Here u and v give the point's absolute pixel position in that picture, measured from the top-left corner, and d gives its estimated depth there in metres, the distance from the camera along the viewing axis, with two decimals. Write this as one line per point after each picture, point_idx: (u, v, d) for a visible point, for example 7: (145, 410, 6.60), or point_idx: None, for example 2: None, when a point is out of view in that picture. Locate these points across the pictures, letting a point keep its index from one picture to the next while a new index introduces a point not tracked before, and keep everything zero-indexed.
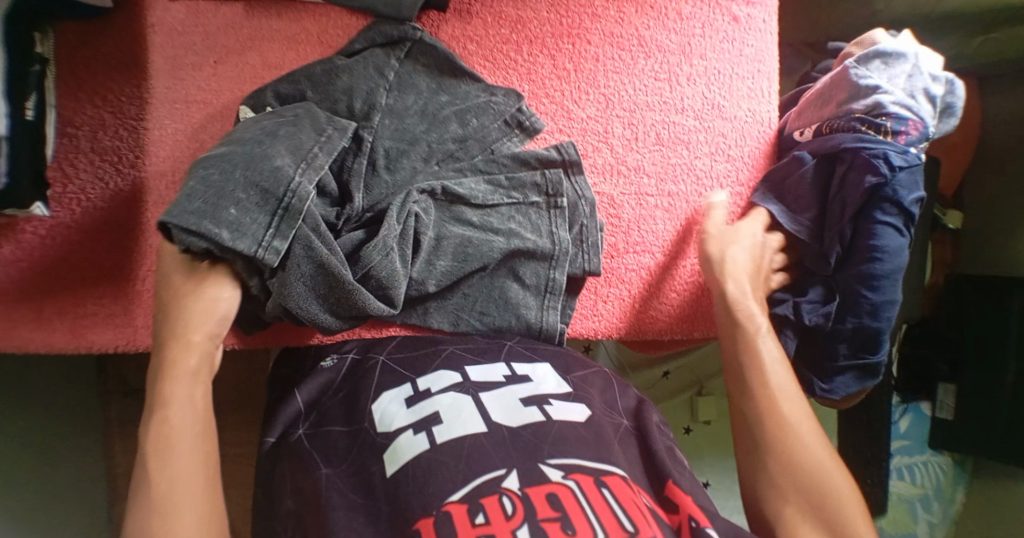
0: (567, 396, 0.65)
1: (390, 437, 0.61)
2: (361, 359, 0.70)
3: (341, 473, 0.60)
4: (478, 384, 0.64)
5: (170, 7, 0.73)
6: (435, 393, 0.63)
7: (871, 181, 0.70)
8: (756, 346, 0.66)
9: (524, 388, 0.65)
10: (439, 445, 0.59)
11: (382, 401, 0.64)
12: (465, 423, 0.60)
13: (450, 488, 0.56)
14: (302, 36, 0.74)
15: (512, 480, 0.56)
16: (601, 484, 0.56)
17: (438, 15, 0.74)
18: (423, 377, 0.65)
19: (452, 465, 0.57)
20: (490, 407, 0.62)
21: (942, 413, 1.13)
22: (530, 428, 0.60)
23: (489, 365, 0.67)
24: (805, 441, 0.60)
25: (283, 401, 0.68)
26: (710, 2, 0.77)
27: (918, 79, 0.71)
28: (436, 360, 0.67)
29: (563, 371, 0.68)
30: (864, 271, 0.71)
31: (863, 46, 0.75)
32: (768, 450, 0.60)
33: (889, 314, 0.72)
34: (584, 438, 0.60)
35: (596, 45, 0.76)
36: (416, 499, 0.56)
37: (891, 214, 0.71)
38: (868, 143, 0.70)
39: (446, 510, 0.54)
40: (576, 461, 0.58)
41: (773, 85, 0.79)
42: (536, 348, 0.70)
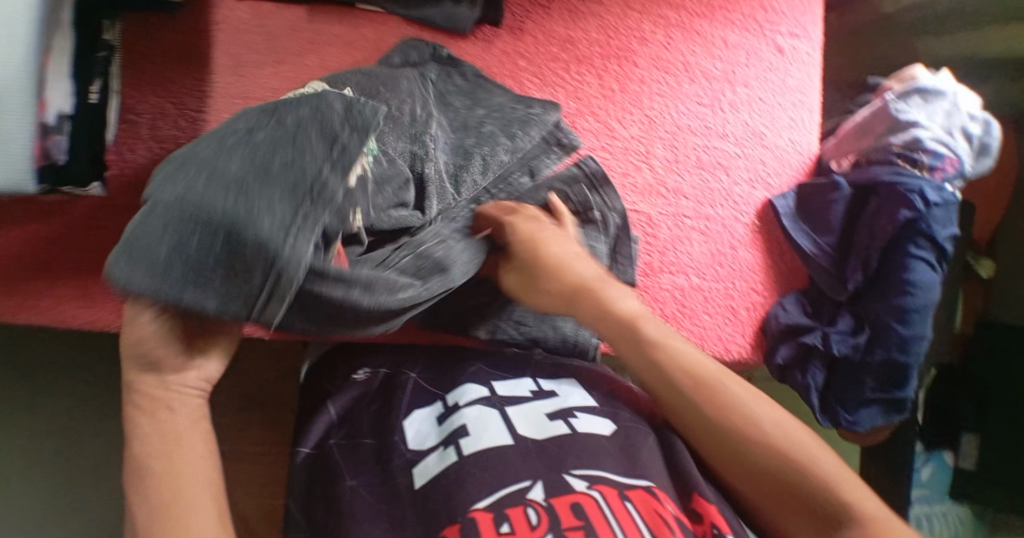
0: (593, 409, 0.65)
1: (419, 455, 0.61)
2: (393, 374, 0.70)
3: (366, 483, 0.61)
4: (504, 398, 0.65)
5: (236, 7, 0.76)
6: (462, 406, 0.64)
7: (906, 215, 0.70)
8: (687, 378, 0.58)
9: (550, 403, 0.65)
10: (466, 457, 0.59)
11: (412, 419, 0.64)
12: (492, 436, 0.61)
13: (475, 495, 0.56)
14: (359, 43, 0.76)
15: (537, 491, 0.57)
16: (625, 497, 0.56)
17: (491, 30, 0.77)
18: (452, 392, 0.66)
19: (479, 476, 0.58)
20: (517, 421, 0.63)
21: (965, 463, 1.10)
22: (557, 441, 0.61)
23: (516, 380, 0.68)
24: (798, 461, 0.53)
25: (314, 414, 0.69)
26: (756, 32, 0.79)
27: (956, 118, 0.73)
28: (463, 374, 0.69)
29: (590, 388, 0.69)
30: (895, 304, 0.71)
31: (903, 82, 0.76)
32: (755, 476, 0.54)
33: (918, 350, 0.72)
34: (609, 450, 0.61)
35: (643, 68, 0.78)
36: (444, 507, 0.57)
37: (924, 249, 0.71)
38: (904, 177, 0.71)
39: (472, 517, 0.55)
40: (602, 473, 0.58)
41: (815, 117, 0.80)
42: (565, 366, 0.72)
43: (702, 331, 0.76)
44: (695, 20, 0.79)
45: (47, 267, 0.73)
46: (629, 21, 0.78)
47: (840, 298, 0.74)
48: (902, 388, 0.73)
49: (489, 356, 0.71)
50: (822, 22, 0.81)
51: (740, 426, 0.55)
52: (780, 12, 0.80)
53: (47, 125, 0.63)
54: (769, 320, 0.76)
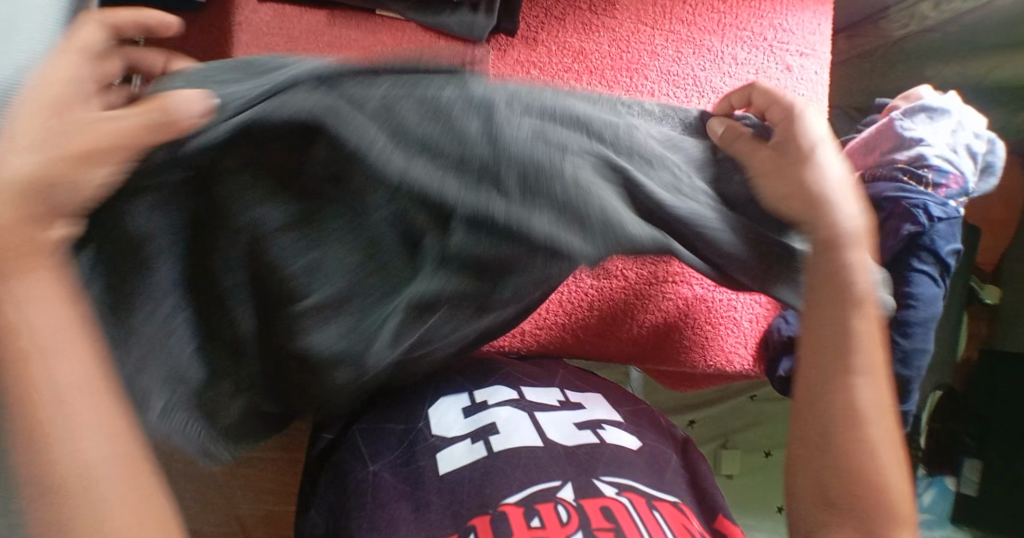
0: (619, 424, 0.67)
1: (445, 441, 0.63)
2: None
3: (389, 465, 0.63)
4: (532, 403, 0.67)
5: (258, 10, 0.77)
6: (490, 406, 0.66)
7: (908, 230, 0.72)
8: (853, 316, 0.57)
9: (577, 414, 0.67)
10: (496, 453, 0.61)
11: (438, 407, 0.66)
12: (522, 437, 0.62)
13: (507, 491, 0.58)
14: (377, 48, 0.78)
15: (567, 491, 0.58)
16: (652, 506, 0.58)
17: (506, 40, 0.79)
18: (481, 390, 0.68)
19: (509, 472, 0.59)
20: (546, 426, 0.64)
21: (966, 488, 1.11)
22: (585, 449, 0.62)
23: (544, 388, 0.70)
24: (878, 454, 0.57)
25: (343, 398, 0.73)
26: (765, 49, 0.80)
27: (961, 135, 0.74)
28: (494, 376, 0.70)
29: (614, 404, 0.71)
30: (897, 316, 0.72)
31: (909, 100, 0.78)
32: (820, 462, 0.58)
33: (918, 363, 0.73)
34: (638, 464, 0.62)
35: (653, 81, 0.79)
36: (474, 496, 0.58)
37: (927, 263, 0.73)
38: (909, 193, 0.72)
39: (502, 510, 0.56)
40: (630, 482, 0.60)
41: None
42: (586, 381, 0.74)
43: (704, 339, 0.79)
44: (705, 36, 0.80)
45: None
46: (641, 35, 0.79)
47: None
48: (904, 401, 0.74)
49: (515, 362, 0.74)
50: (831, 41, 0.82)
51: (855, 410, 0.58)
52: (789, 30, 0.81)
53: None
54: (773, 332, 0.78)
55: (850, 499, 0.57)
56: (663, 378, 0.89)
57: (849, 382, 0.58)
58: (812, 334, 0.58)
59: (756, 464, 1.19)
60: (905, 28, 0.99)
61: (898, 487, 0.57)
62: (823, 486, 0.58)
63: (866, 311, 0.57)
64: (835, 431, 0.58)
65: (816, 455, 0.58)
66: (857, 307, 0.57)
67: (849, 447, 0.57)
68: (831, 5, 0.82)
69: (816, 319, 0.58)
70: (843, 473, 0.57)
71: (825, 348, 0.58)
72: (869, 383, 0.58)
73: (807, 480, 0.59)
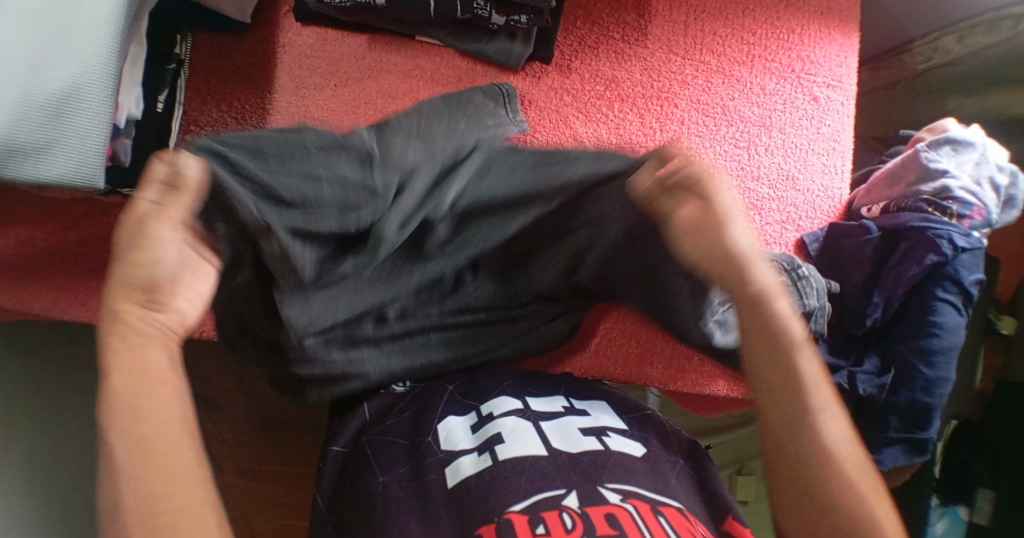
0: (623, 432, 0.68)
1: (453, 455, 0.65)
2: (429, 384, 0.73)
3: (400, 478, 0.64)
4: (538, 413, 0.69)
5: (301, 33, 0.79)
6: (497, 417, 0.67)
7: (932, 260, 0.73)
8: (798, 361, 0.57)
9: (582, 421, 0.69)
10: (502, 462, 0.62)
11: (447, 423, 0.68)
12: (527, 446, 0.64)
13: (512, 499, 0.59)
14: (416, 72, 0.80)
15: (572, 498, 0.59)
16: (658, 512, 0.59)
17: (540, 67, 0.81)
18: (486, 403, 0.70)
19: (514, 480, 0.60)
20: (550, 435, 0.66)
21: (977, 518, 1.09)
22: (589, 455, 0.64)
23: (549, 398, 0.72)
24: (859, 494, 0.54)
25: (351, 411, 0.73)
26: (793, 80, 0.82)
27: (984, 168, 0.76)
28: (498, 388, 0.72)
29: (618, 412, 0.73)
30: (920, 344, 0.73)
31: (933, 133, 0.80)
32: (823, 503, 0.54)
33: (942, 392, 0.74)
34: (641, 469, 0.64)
35: (683, 110, 0.81)
36: (478, 506, 0.59)
37: (951, 293, 0.74)
38: (933, 223, 0.73)
39: (508, 517, 0.57)
40: (634, 488, 0.61)
41: (847, 164, 0.82)
42: (594, 391, 0.76)
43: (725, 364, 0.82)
44: (734, 66, 0.82)
45: (102, 269, 0.76)
46: (671, 65, 0.82)
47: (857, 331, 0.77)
48: (923, 428, 0.75)
49: (524, 375, 0.76)
50: (857, 73, 0.84)
51: (827, 453, 0.55)
52: (817, 62, 0.83)
53: (119, 127, 0.68)
54: None
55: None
56: (684, 403, 0.90)
57: (814, 422, 0.56)
58: (757, 375, 0.58)
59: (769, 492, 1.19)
60: (929, 62, 0.99)
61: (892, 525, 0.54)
62: (814, 524, 0.54)
63: (806, 349, 0.57)
64: (815, 483, 0.55)
65: (798, 512, 0.55)
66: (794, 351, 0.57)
67: (827, 493, 0.54)
68: (858, 38, 0.84)
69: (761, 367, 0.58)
70: (828, 522, 0.54)
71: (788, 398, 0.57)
72: (832, 418, 0.56)
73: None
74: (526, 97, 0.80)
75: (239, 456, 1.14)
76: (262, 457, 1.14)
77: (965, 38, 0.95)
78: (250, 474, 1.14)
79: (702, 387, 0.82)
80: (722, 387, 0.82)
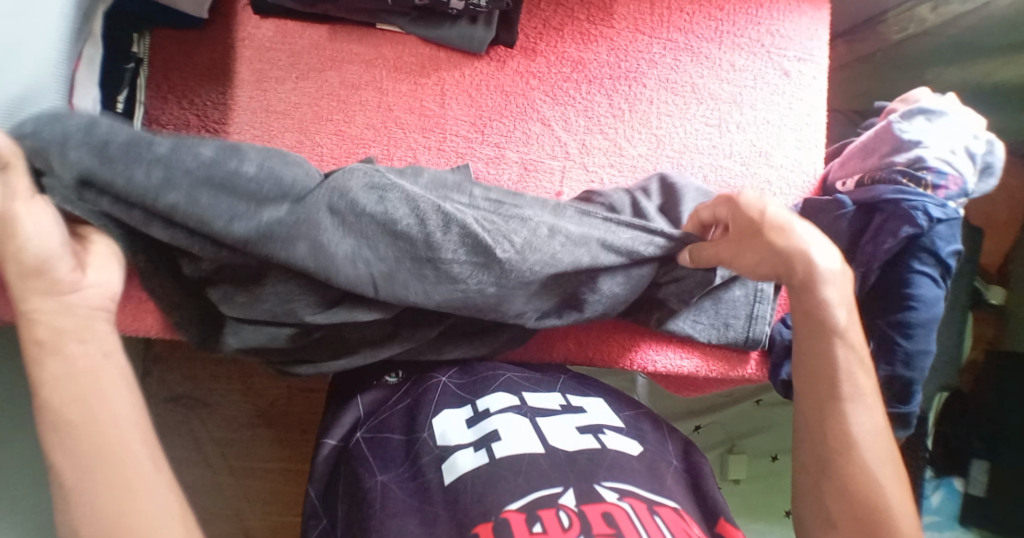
0: (620, 429, 0.68)
1: (448, 451, 0.64)
2: (424, 377, 0.73)
3: (397, 479, 0.64)
4: (534, 408, 0.68)
5: (260, 26, 0.78)
6: (493, 413, 0.67)
7: (907, 232, 0.71)
8: (838, 345, 0.66)
9: (579, 417, 0.68)
10: (499, 460, 0.62)
11: (442, 418, 0.67)
12: (524, 444, 0.63)
13: (509, 498, 0.59)
14: (379, 61, 0.78)
15: (569, 496, 0.59)
16: (654, 511, 0.59)
17: (505, 50, 0.79)
18: (483, 398, 0.69)
19: (511, 480, 0.60)
20: (547, 432, 0.65)
21: (975, 490, 1.10)
22: (586, 454, 0.63)
23: (546, 394, 0.71)
24: (876, 474, 0.63)
25: (344, 406, 0.73)
26: (763, 55, 0.81)
27: (959, 138, 0.74)
28: (494, 383, 0.71)
29: (615, 408, 0.72)
30: (898, 318, 0.72)
31: (907, 103, 0.78)
32: (836, 479, 0.63)
33: (921, 365, 0.72)
34: (640, 470, 0.64)
35: (652, 89, 0.80)
36: (475, 504, 0.59)
37: (927, 264, 0.72)
38: (908, 195, 0.72)
39: (505, 517, 0.57)
40: (631, 488, 0.61)
41: (821, 138, 0.81)
42: (589, 385, 0.75)
43: (704, 343, 0.81)
44: (703, 43, 0.81)
45: None
46: (638, 44, 0.80)
47: None
48: (904, 403, 0.74)
49: (516, 369, 0.76)
50: (828, 45, 0.82)
51: (852, 436, 0.64)
52: (787, 35, 0.81)
53: None
54: (773, 338, 0.80)
55: (853, 518, 0.62)
56: (668, 386, 0.89)
57: (845, 409, 0.64)
58: (806, 368, 0.66)
59: (764, 470, 1.19)
60: (904, 32, 0.98)
61: (898, 504, 0.62)
62: (826, 501, 0.64)
63: (845, 343, 0.66)
64: (831, 453, 0.64)
65: (818, 483, 0.64)
66: (836, 334, 0.66)
67: (848, 471, 0.63)
68: (829, 9, 0.82)
69: (804, 348, 0.67)
70: (842, 484, 0.63)
71: (816, 376, 0.66)
72: (862, 407, 0.65)
73: (815, 505, 0.64)
74: (492, 82, 0.79)
75: (231, 456, 1.13)
76: (253, 456, 1.14)
77: (938, 7, 0.94)
78: (242, 473, 1.13)
79: (682, 367, 0.80)
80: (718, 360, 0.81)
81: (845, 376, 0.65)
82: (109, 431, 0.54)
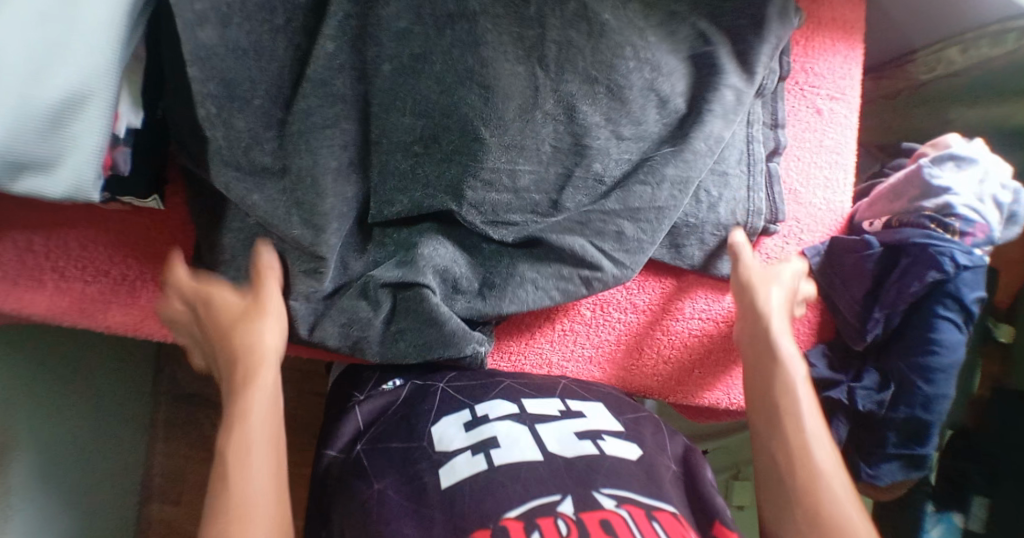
0: (619, 434, 0.68)
1: (448, 456, 0.65)
2: (423, 385, 0.74)
3: (393, 485, 0.64)
4: (533, 415, 0.69)
5: None
6: (493, 419, 0.68)
7: (934, 277, 0.73)
8: (783, 368, 0.68)
9: (578, 423, 0.68)
10: (498, 468, 0.62)
11: (441, 425, 0.68)
12: (524, 452, 0.64)
13: (508, 505, 0.59)
14: None
15: (567, 505, 0.59)
16: (652, 518, 0.59)
17: None
18: (481, 403, 0.70)
19: (511, 487, 0.60)
20: (545, 438, 0.66)
21: (973, 526, 1.09)
22: (585, 461, 0.63)
23: (546, 400, 0.72)
24: (842, 511, 0.60)
25: (344, 417, 0.73)
26: (797, 93, 0.82)
27: (987, 186, 0.76)
28: (495, 389, 0.72)
29: (615, 412, 0.73)
30: (920, 363, 0.73)
31: (937, 147, 0.80)
32: (801, 508, 0.61)
33: (939, 409, 0.73)
34: (636, 475, 0.63)
35: None
36: (475, 511, 0.59)
37: (951, 310, 0.73)
38: (936, 241, 0.73)
39: (504, 525, 0.57)
40: (629, 494, 0.61)
41: (849, 177, 0.83)
42: (590, 390, 0.76)
43: (728, 377, 0.82)
44: None
45: (99, 272, 0.75)
46: None
47: (857, 345, 0.77)
48: (922, 444, 0.75)
49: (518, 378, 0.76)
50: (861, 85, 0.83)
51: (808, 449, 0.64)
52: (820, 73, 0.82)
53: (118, 136, 0.66)
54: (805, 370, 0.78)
55: (818, 533, 0.59)
56: (681, 409, 0.90)
57: (794, 422, 0.65)
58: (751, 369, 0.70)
59: None
60: (932, 73, 0.99)
61: (855, 513, 0.60)
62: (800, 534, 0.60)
63: (794, 365, 0.68)
64: (788, 470, 0.63)
65: (778, 480, 0.63)
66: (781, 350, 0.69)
67: (803, 511, 0.60)
68: (862, 49, 0.83)
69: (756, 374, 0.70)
70: (788, 501, 0.62)
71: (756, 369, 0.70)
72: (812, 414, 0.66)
73: (792, 527, 0.61)
74: None
75: None
76: None
77: (968, 50, 0.93)
78: None
79: (718, 395, 0.83)
80: (741, 396, 0.83)
81: (793, 390, 0.67)
82: (247, 433, 0.60)
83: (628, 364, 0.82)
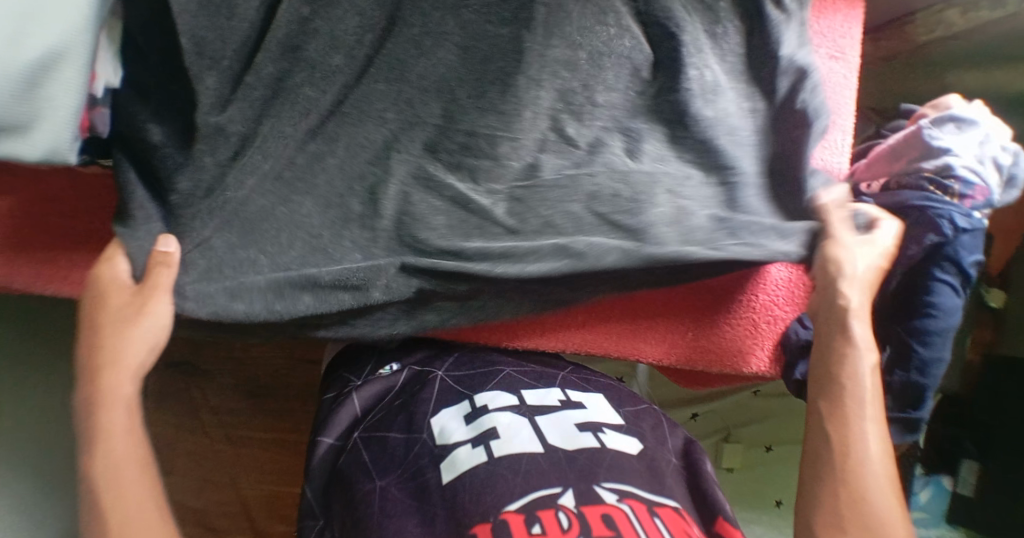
0: (620, 427, 0.67)
1: (449, 450, 0.64)
2: (421, 371, 0.74)
3: (395, 483, 0.63)
4: (533, 407, 0.68)
5: None
6: (492, 410, 0.67)
7: (931, 240, 0.72)
8: (855, 355, 0.67)
9: (578, 415, 0.68)
10: (498, 459, 0.62)
11: (442, 417, 0.67)
12: (524, 443, 0.63)
13: (508, 498, 0.58)
14: None
15: (568, 497, 0.58)
16: (654, 513, 0.58)
17: None
18: (481, 394, 0.70)
19: (511, 479, 0.60)
20: (546, 430, 0.65)
21: (963, 490, 1.10)
22: (586, 453, 0.63)
23: (545, 390, 0.71)
24: (877, 504, 0.63)
25: (340, 403, 0.73)
26: None
27: (988, 147, 0.74)
28: (493, 379, 0.72)
29: (616, 404, 0.72)
30: (917, 326, 0.73)
31: (937, 110, 0.79)
32: (837, 494, 0.63)
33: (935, 372, 0.73)
34: (637, 469, 0.63)
35: None
36: (475, 505, 0.59)
37: (948, 272, 0.72)
38: (934, 203, 0.73)
39: (503, 518, 0.57)
40: (632, 488, 0.60)
41: (848, 138, 0.81)
42: (589, 381, 0.75)
43: (723, 341, 0.81)
44: None
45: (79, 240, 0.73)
46: None
47: None
48: (917, 407, 0.74)
49: (515, 363, 0.76)
50: (861, 45, 0.81)
51: (861, 449, 0.64)
52: (820, 32, 0.81)
53: (96, 97, 0.65)
54: (789, 335, 0.79)
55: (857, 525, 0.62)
56: (675, 378, 0.90)
57: (867, 424, 0.65)
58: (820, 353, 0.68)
59: (757, 459, 1.20)
60: (932, 34, 0.95)
61: (893, 516, 0.63)
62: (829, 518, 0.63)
63: (867, 353, 0.67)
64: (829, 465, 0.64)
65: (830, 478, 0.64)
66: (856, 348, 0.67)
67: (840, 500, 0.63)
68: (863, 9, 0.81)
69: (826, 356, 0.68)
70: (826, 494, 0.63)
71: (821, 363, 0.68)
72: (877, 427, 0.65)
73: (826, 510, 0.63)
74: None
75: (230, 426, 1.12)
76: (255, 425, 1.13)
77: (968, 13, 0.92)
78: (237, 442, 1.12)
79: (713, 361, 0.81)
80: (736, 362, 0.81)
81: (859, 383, 0.66)
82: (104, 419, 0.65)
83: (622, 326, 0.81)
